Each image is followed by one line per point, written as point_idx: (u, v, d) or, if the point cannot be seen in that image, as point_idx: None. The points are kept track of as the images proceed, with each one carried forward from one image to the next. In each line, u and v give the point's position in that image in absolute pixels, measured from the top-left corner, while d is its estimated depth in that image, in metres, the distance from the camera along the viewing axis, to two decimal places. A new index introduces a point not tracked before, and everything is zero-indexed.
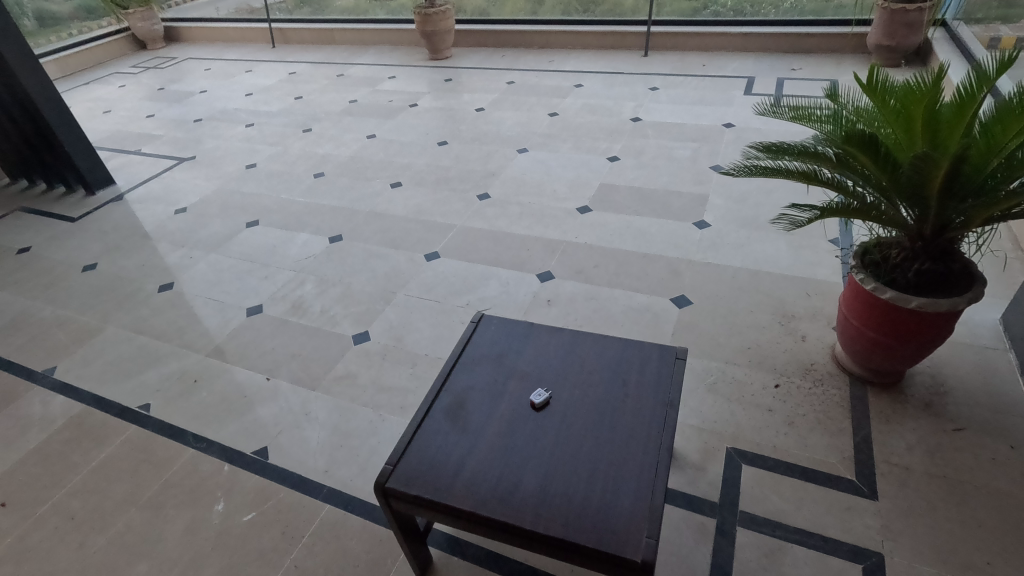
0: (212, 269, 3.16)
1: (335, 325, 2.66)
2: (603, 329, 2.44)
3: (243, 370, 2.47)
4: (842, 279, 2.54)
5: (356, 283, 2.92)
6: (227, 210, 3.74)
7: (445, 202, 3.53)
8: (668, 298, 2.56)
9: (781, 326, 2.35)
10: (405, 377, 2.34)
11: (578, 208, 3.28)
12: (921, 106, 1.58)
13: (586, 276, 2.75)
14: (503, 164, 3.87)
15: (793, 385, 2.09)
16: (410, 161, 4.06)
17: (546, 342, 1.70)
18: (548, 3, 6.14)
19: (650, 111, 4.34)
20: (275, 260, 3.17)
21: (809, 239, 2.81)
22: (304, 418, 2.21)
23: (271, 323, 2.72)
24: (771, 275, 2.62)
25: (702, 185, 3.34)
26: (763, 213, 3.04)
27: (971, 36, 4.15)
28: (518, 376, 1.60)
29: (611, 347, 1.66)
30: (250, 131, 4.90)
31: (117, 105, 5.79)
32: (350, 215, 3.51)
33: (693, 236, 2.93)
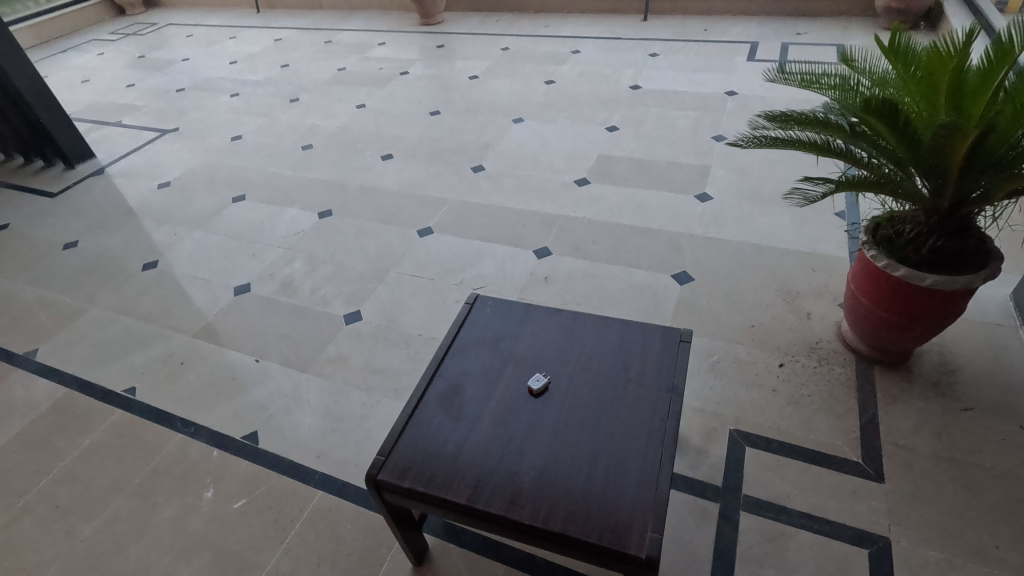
0: (198, 247, 3.05)
1: (326, 305, 2.57)
2: (602, 308, 2.37)
3: (232, 352, 2.39)
4: (849, 254, 2.46)
5: (347, 261, 2.83)
6: (212, 184, 3.61)
7: (438, 176, 3.41)
8: (669, 274, 2.49)
9: (786, 303, 2.28)
10: (399, 359, 2.27)
11: (576, 181, 3.17)
12: (946, 72, 1.47)
13: (585, 252, 2.67)
14: (498, 135, 3.74)
15: (797, 365, 2.03)
16: (401, 133, 3.92)
17: (545, 325, 1.63)
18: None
19: (650, 78, 4.19)
20: (263, 237, 3.07)
21: (814, 213, 2.72)
22: (295, 401, 2.15)
23: (260, 303, 2.63)
24: (775, 250, 2.54)
25: (704, 156, 3.23)
26: (767, 185, 2.94)
27: None
28: (514, 361, 1.53)
29: (612, 329, 1.58)
30: (236, 101, 4.71)
31: (96, 74, 5.56)
32: (340, 190, 3.39)
33: (695, 210, 2.84)
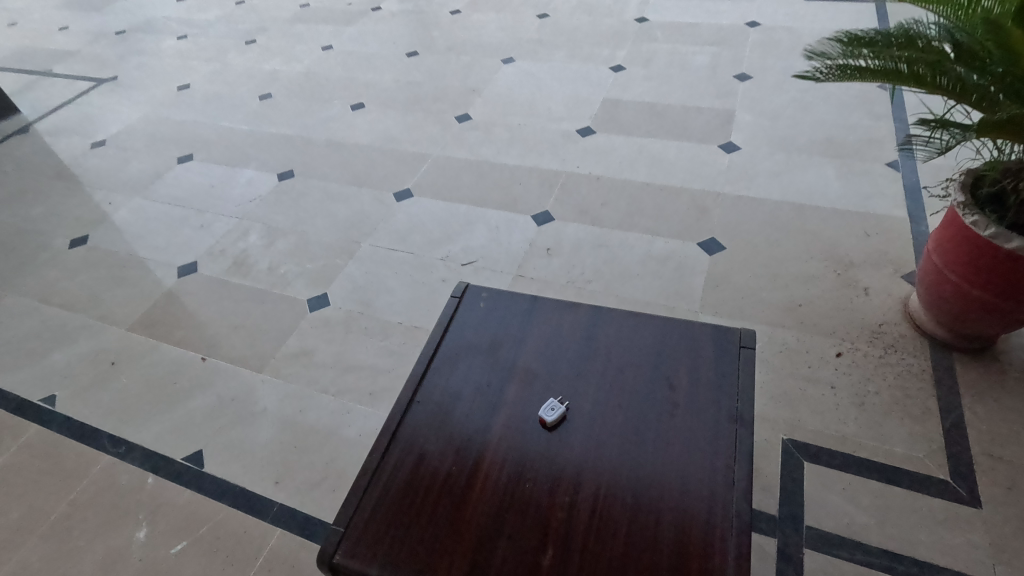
0: (137, 218, 2.59)
1: (286, 287, 2.16)
2: (617, 286, 1.98)
3: (174, 347, 1.99)
4: (908, 213, 2.07)
5: (312, 231, 2.39)
6: (155, 142, 3.10)
7: (418, 127, 2.93)
8: (694, 242, 2.09)
9: (838, 276, 1.90)
10: (374, 353, 1.88)
11: (579, 130, 2.72)
12: None
13: (593, 216, 2.25)
14: (485, 78, 3.23)
15: (859, 354, 1.67)
16: (374, 77, 3.39)
17: (557, 324, 1.24)
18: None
19: (658, 9, 3.65)
20: (213, 204, 2.61)
21: (862, 163, 2.30)
22: (248, 410, 1.77)
23: (208, 285, 2.21)
24: (819, 209, 2.14)
25: (726, 98, 2.77)
26: (803, 131, 2.51)
27: None
28: (519, 377, 1.15)
29: (646, 332, 1.19)
30: (183, 44, 4.11)
31: (23, 16, 4.87)
32: (303, 145, 2.91)
33: (720, 163, 2.41)
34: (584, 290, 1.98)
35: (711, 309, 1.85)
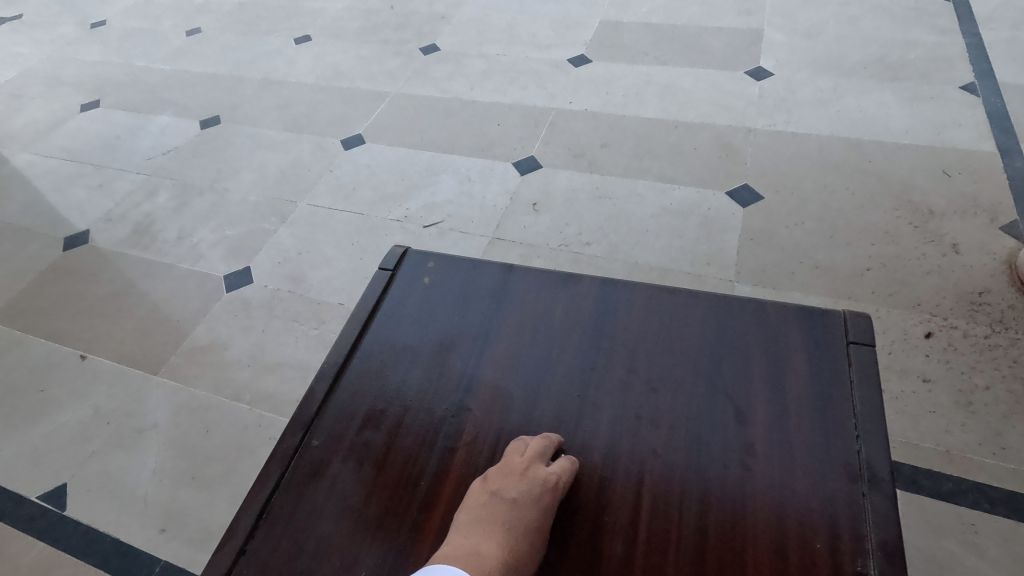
0: (21, 177, 2.07)
1: (197, 259, 1.68)
2: (624, 248, 1.51)
3: (44, 341, 1.51)
4: (997, 146, 1.60)
5: (237, 189, 1.89)
6: (55, 86, 2.55)
7: (374, 60, 2.39)
8: (722, 191, 1.62)
9: (915, 228, 1.44)
10: (305, 346, 1.42)
11: (570, 58, 2.21)
12: None
13: (591, 161, 1.77)
14: (457, 1, 2.68)
15: (957, 335, 1.23)
16: (324, 5, 2.83)
17: (543, 310, 0.77)
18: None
19: None
20: (117, 159, 2.09)
21: (929, 87, 1.82)
22: (132, 426, 1.31)
23: (98, 258, 1.72)
24: (880, 144, 1.67)
25: (751, 16, 2.26)
26: (849, 51, 2.01)
27: None
28: (481, 401, 0.69)
29: (689, 320, 0.74)
30: None
31: None
32: (234, 86, 2.38)
33: (748, 92, 1.92)
34: (581, 254, 1.52)
35: (749, 277, 1.40)
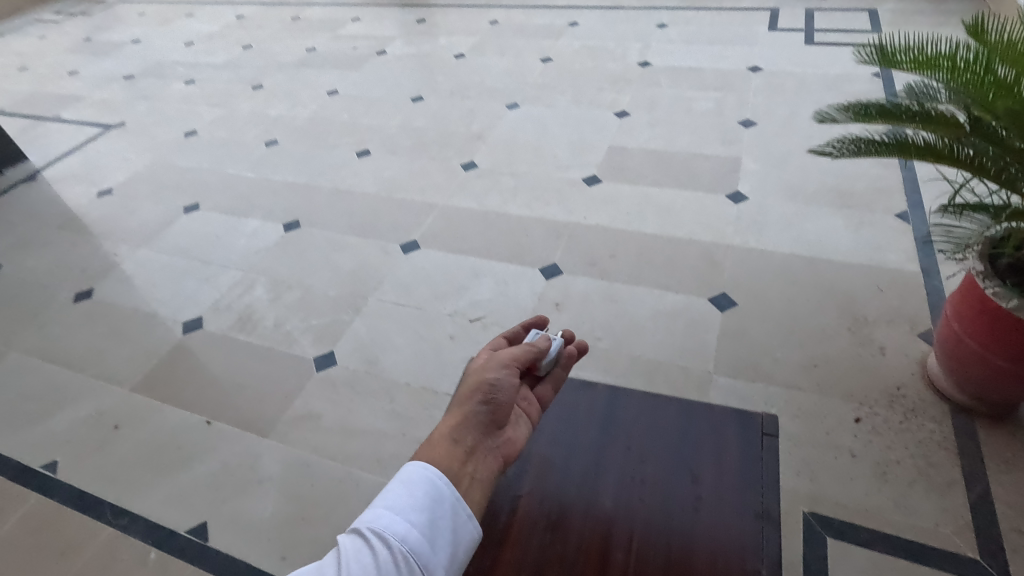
0: (142, 270, 2.57)
1: (292, 344, 2.13)
2: (628, 343, 1.95)
3: (177, 410, 1.96)
4: (921, 266, 2.05)
5: (318, 284, 2.37)
6: (160, 190, 3.10)
7: (424, 174, 2.93)
8: (705, 297, 2.06)
9: (853, 333, 1.87)
10: (381, 417, 1.85)
11: (585, 178, 2.72)
12: None
13: (602, 269, 2.24)
14: (491, 123, 3.25)
15: (879, 420, 1.63)
16: (380, 123, 3.42)
17: (572, 407, 1.20)
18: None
19: (660, 53, 3.70)
20: (219, 256, 2.59)
21: (871, 213, 2.29)
22: (252, 479, 1.73)
23: (213, 342, 2.18)
24: (831, 262, 2.12)
25: (732, 145, 2.78)
26: (810, 180, 2.50)
27: None
28: (535, 466, 1.10)
29: (665, 417, 1.16)
30: (190, 89, 4.16)
31: (34, 61, 4.95)
32: (310, 194, 2.91)
33: (728, 213, 2.40)
34: (595, 347, 1.95)
35: (725, 369, 1.82)
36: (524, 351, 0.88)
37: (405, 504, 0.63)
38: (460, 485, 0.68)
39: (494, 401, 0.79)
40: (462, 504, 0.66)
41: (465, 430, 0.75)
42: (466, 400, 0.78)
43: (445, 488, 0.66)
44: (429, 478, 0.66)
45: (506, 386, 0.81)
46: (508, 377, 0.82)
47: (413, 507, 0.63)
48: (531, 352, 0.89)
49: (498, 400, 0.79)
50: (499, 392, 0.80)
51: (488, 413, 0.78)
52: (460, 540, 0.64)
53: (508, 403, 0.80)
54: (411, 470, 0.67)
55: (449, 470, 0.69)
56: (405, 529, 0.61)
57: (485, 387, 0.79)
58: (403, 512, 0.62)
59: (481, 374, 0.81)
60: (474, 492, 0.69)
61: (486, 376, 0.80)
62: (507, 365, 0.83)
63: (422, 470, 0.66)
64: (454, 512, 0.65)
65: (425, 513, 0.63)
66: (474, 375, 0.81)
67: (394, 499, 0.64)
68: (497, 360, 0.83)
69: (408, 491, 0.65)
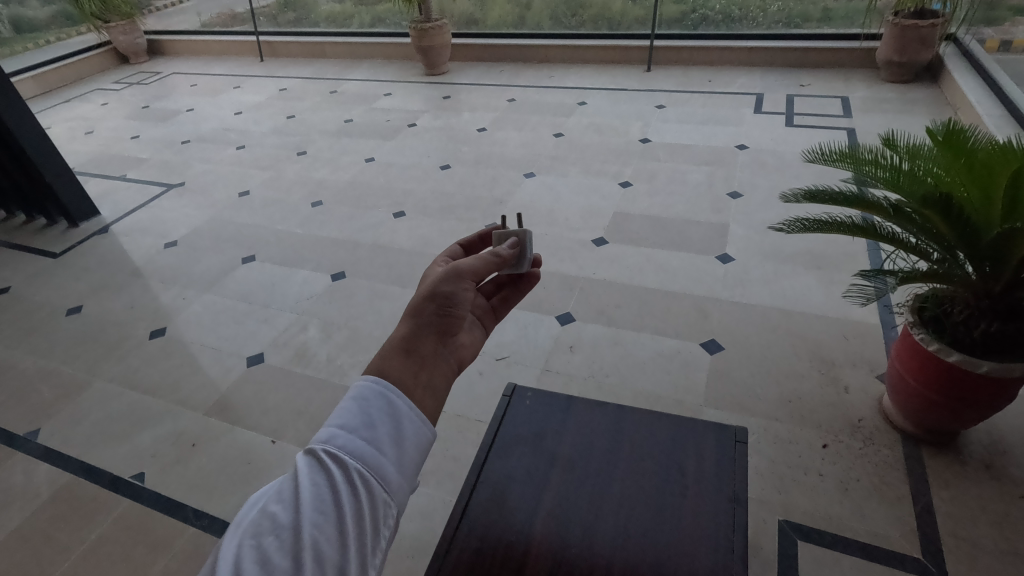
0: (207, 311, 2.96)
1: (343, 377, 2.48)
2: (632, 380, 2.29)
3: (246, 430, 2.28)
4: (880, 319, 2.41)
5: (363, 326, 2.74)
6: (220, 242, 3.53)
7: (452, 233, 3.36)
8: (697, 342, 2.42)
9: (822, 375, 2.21)
10: None
11: (594, 239, 3.14)
12: (1008, 168, 1.36)
13: (609, 317, 2.61)
14: (511, 189, 3.71)
15: (842, 446, 1.95)
16: (412, 187, 3.90)
17: (588, 420, 1.53)
18: (535, 7, 6.01)
19: (659, 130, 4.23)
20: (274, 300, 2.98)
21: (839, 274, 2.68)
22: None
23: (274, 374, 2.53)
24: (804, 314, 2.49)
25: (721, 213, 3.21)
26: (788, 244, 2.91)
27: (990, 62, 4.10)
28: (560, 464, 1.43)
29: (660, 428, 1.49)
30: (241, 153, 4.68)
31: (99, 126, 5.54)
32: (353, 248, 3.33)
33: (717, 272, 2.80)
34: (603, 383, 2.29)
35: (713, 402, 2.15)
36: (488, 263, 0.89)
37: (354, 422, 0.68)
38: (414, 394, 0.74)
39: (447, 311, 0.83)
40: (414, 412, 0.72)
41: (418, 340, 0.79)
42: (418, 311, 0.81)
43: (399, 402, 0.71)
44: (382, 394, 0.71)
45: (460, 299, 0.84)
46: (463, 292, 0.84)
47: (364, 424, 0.68)
48: (496, 266, 0.89)
49: (452, 310, 0.83)
50: (452, 306, 0.83)
51: (439, 325, 0.82)
52: (413, 447, 0.70)
53: (461, 315, 0.84)
54: (365, 387, 0.71)
55: (402, 378, 0.74)
56: (359, 446, 0.65)
57: (438, 299, 0.82)
58: (355, 430, 0.67)
59: (436, 284, 0.84)
60: (429, 400, 0.75)
61: (440, 290, 0.82)
62: (465, 278, 0.85)
63: (374, 385, 0.71)
64: (408, 420, 0.71)
65: (378, 431, 0.68)
66: (429, 285, 0.84)
67: (342, 418, 0.68)
68: (453, 270, 0.84)
69: (360, 408, 0.69)
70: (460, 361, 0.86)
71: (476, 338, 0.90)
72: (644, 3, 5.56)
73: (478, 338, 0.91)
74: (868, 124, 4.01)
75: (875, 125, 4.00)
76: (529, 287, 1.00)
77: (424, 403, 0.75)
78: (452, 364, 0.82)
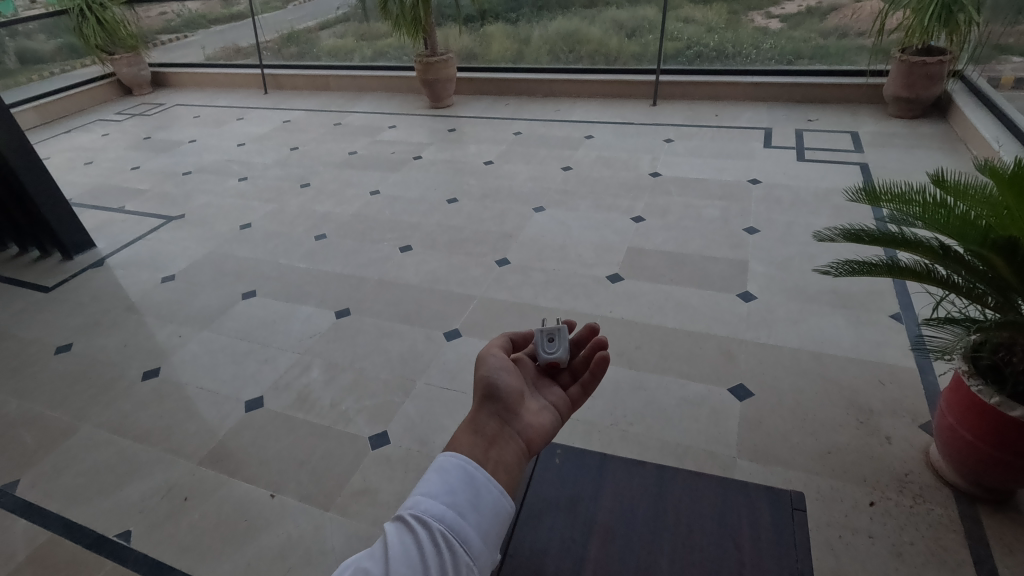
0: (205, 350, 2.81)
1: (348, 424, 2.33)
2: (658, 429, 2.15)
3: (244, 483, 2.12)
4: (916, 364, 2.29)
5: (369, 368, 2.60)
6: (220, 277, 3.41)
7: (462, 268, 3.25)
8: (725, 388, 2.29)
9: (862, 424, 2.08)
10: None
11: (609, 276, 3.03)
12: None
13: (629, 359, 2.48)
14: (521, 224, 3.62)
15: (891, 504, 1.80)
16: (419, 220, 3.80)
17: (626, 483, 1.39)
18: (535, 43, 6.08)
19: (669, 164, 4.18)
20: (275, 339, 2.84)
21: (869, 314, 2.57)
22: (316, 550, 1.86)
23: (274, 420, 2.38)
24: (836, 358, 2.37)
25: (739, 250, 3.12)
26: (811, 282, 2.81)
27: (1000, 98, 4.10)
28: (599, 533, 1.28)
29: (708, 493, 1.35)
30: (243, 185, 4.60)
31: (99, 156, 5.47)
32: (358, 284, 3.21)
33: (740, 311, 2.68)
34: (627, 432, 2.14)
35: (748, 454, 2.01)
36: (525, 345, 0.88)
37: (438, 487, 0.64)
38: (485, 465, 0.70)
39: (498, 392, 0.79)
40: (492, 482, 0.67)
41: (478, 422, 0.76)
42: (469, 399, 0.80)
43: (476, 472, 0.67)
44: (460, 465, 0.67)
45: (505, 380, 0.81)
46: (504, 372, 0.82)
47: (446, 490, 0.64)
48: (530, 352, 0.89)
49: (500, 390, 0.79)
50: (501, 388, 0.80)
51: (497, 408, 0.78)
52: (495, 514, 0.65)
53: (512, 394, 0.80)
54: (444, 458, 0.68)
55: (473, 453, 0.71)
56: (442, 510, 0.62)
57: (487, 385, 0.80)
58: (438, 496, 0.64)
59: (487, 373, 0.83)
60: (503, 472, 0.70)
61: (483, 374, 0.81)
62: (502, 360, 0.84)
63: (453, 457, 0.68)
64: (487, 489, 0.66)
65: (460, 496, 0.64)
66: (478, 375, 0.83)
67: (425, 483, 0.65)
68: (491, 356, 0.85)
69: (440, 478, 0.66)
70: (533, 443, 0.79)
71: (547, 421, 0.82)
72: (641, 40, 5.66)
73: (550, 420, 0.83)
74: (882, 159, 3.97)
75: (888, 160, 3.96)
76: (603, 368, 0.91)
77: (497, 475, 0.69)
78: (521, 441, 0.76)
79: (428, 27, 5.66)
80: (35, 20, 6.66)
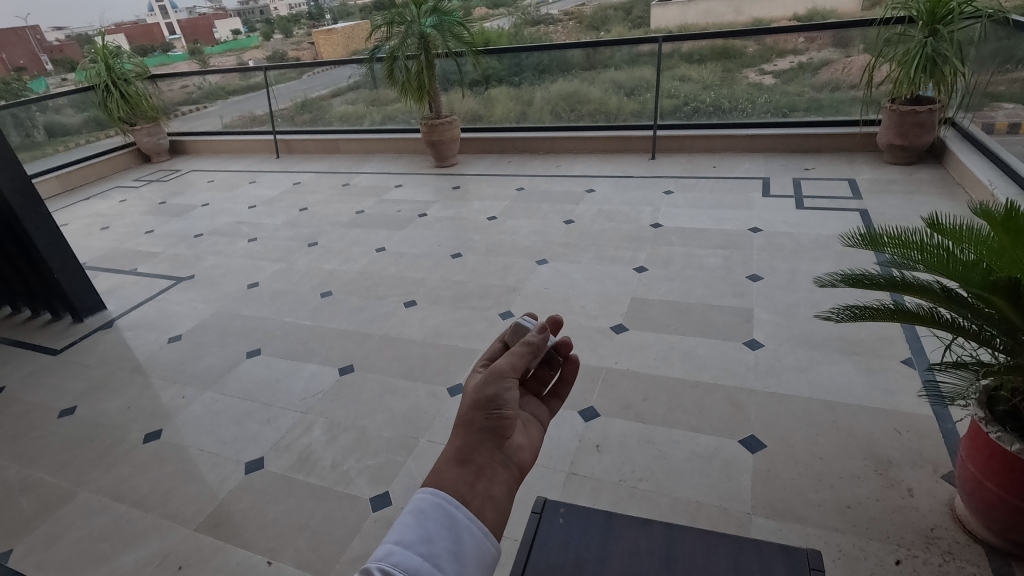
0: (208, 410, 2.79)
1: (348, 484, 2.27)
2: (668, 485, 2.07)
3: (241, 548, 2.05)
4: (933, 413, 2.22)
5: (372, 426, 2.56)
6: (226, 336, 3.43)
7: (465, 323, 3.25)
8: (737, 440, 2.22)
9: (881, 476, 1.99)
10: None
11: (613, 327, 3.01)
12: None
13: (636, 411, 2.43)
14: (524, 277, 3.65)
15: (918, 562, 1.70)
16: (423, 276, 3.84)
17: (634, 544, 1.33)
18: (537, 104, 6.33)
19: (669, 216, 4.24)
20: (278, 399, 2.81)
21: (879, 360, 2.53)
22: None
23: (275, 482, 2.32)
24: (848, 407, 2.30)
25: (742, 298, 3.11)
26: (818, 330, 2.78)
27: (994, 142, 4.16)
28: None
29: (718, 554, 1.28)
30: (253, 246, 4.69)
31: (115, 222, 5.63)
32: (362, 341, 3.21)
33: (747, 360, 2.64)
34: (636, 489, 2.07)
35: (763, 511, 1.92)
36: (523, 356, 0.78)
37: (413, 539, 0.60)
38: (470, 503, 0.66)
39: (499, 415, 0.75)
40: (475, 524, 0.64)
41: (467, 450, 0.72)
42: (468, 422, 0.74)
43: (458, 512, 0.64)
44: (439, 505, 0.64)
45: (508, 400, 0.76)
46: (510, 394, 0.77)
47: (421, 539, 0.60)
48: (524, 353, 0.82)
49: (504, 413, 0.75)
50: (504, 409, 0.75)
51: (493, 430, 0.74)
52: (477, 562, 0.61)
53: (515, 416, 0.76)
54: (421, 499, 0.64)
55: (457, 488, 0.67)
56: (416, 562, 0.58)
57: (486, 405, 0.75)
58: (412, 545, 0.59)
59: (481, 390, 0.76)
60: (489, 508, 0.66)
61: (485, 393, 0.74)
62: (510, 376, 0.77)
63: (431, 497, 0.64)
64: (469, 534, 0.63)
65: (437, 545, 0.60)
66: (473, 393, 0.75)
67: (398, 535, 0.60)
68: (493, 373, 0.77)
69: (417, 523, 0.62)
70: (522, 466, 0.76)
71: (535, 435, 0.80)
72: (639, 98, 5.85)
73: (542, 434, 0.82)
74: (881, 205, 4.00)
75: (886, 206, 3.99)
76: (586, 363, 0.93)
77: (482, 513, 0.66)
78: (512, 469, 0.73)
79: (433, 92, 5.92)
80: (64, 96, 7.11)
